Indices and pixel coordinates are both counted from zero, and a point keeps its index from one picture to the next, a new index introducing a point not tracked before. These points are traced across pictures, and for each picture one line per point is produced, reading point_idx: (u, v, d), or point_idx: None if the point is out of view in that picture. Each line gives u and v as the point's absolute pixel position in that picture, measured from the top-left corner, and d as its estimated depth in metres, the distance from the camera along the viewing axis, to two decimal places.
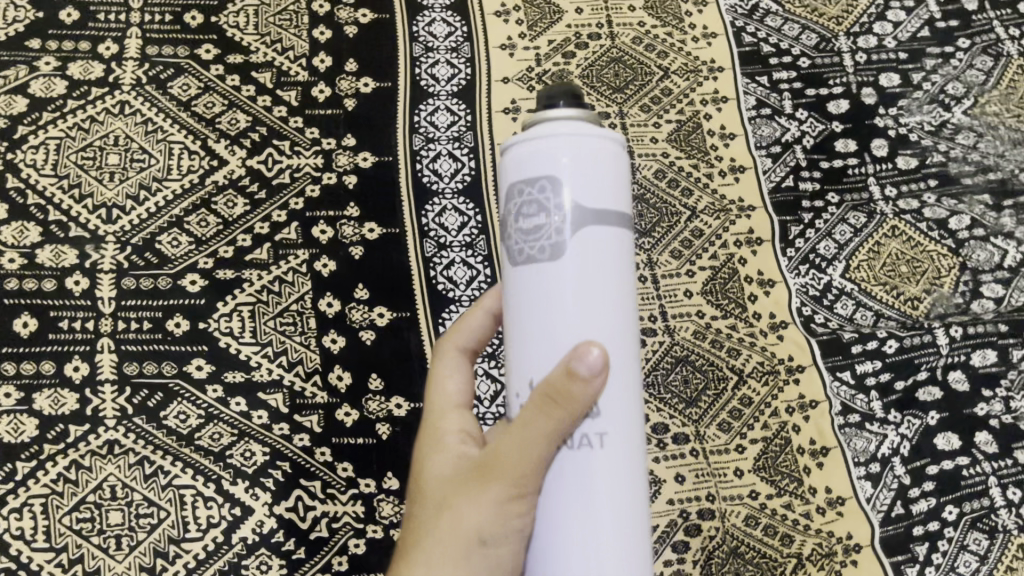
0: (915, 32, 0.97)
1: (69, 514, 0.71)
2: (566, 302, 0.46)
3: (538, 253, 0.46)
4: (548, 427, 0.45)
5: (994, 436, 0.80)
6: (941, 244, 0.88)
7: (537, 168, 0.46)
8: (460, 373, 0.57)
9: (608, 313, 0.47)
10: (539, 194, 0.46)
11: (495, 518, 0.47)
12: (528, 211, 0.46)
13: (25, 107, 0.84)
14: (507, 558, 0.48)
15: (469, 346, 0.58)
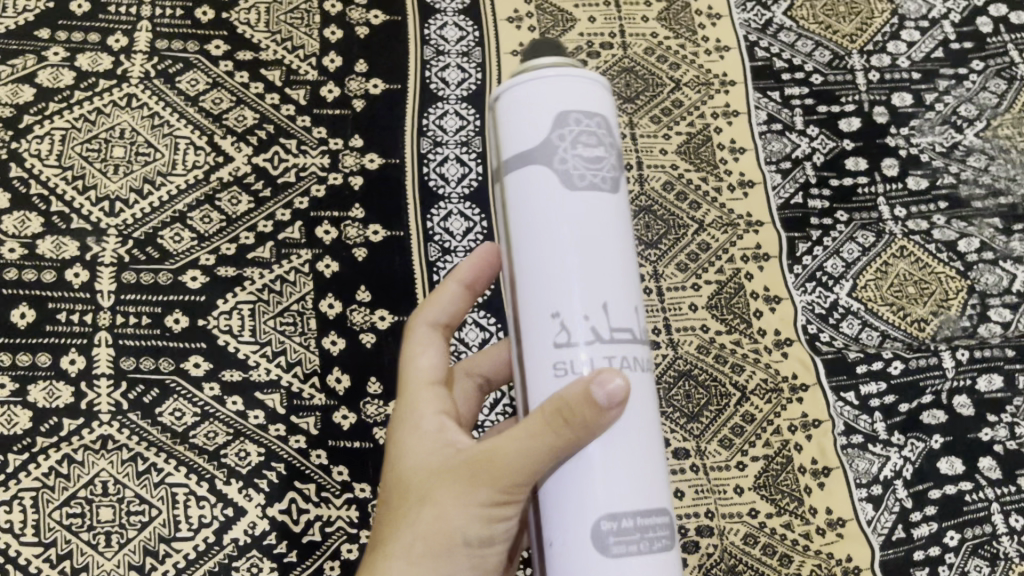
0: (929, 52, 0.97)
1: (60, 509, 0.70)
2: (613, 233, 0.46)
3: (600, 182, 0.46)
4: (565, 428, 0.43)
5: (998, 462, 0.79)
6: (949, 266, 0.87)
7: (593, 105, 0.47)
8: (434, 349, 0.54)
9: (633, 254, 0.48)
10: (596, 129, 0.47)
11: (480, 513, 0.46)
12: (585, 142, 0.46)
13: (31, 96, 0.83)
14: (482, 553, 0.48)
15: (442, 321, 0.56)
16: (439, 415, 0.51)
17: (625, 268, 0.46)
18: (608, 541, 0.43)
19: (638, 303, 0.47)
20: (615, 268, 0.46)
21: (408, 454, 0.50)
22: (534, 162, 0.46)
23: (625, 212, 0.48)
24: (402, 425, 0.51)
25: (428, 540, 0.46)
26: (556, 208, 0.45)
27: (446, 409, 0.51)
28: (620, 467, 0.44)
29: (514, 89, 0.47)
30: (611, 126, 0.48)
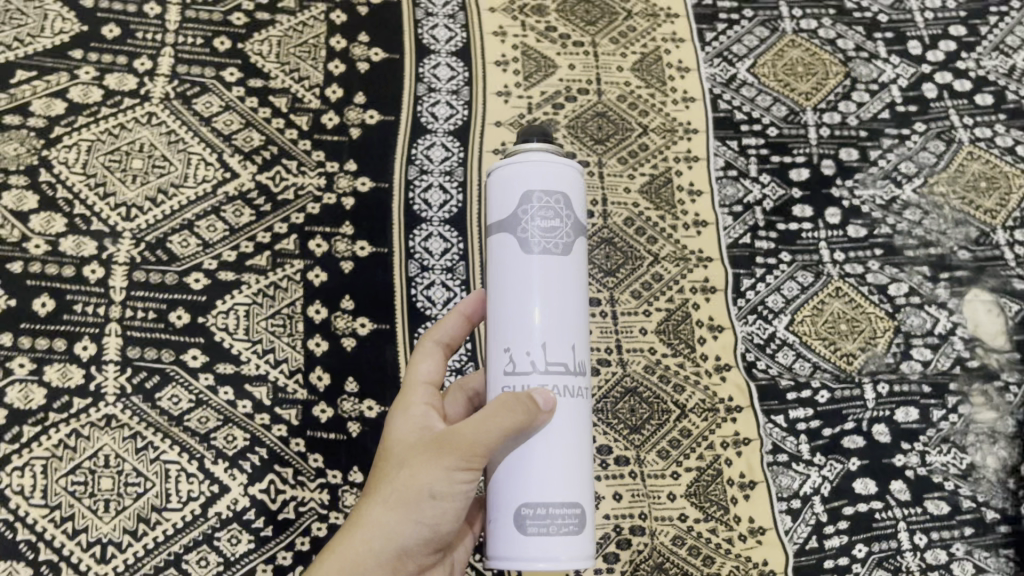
0: (876, 113, 1.06)
1: (65, 477, 0.79)
2: (561, 287, 0.58)
3: (554, 248, 0.58)
4: (504, 423, 0.55)
5: (907, 485, 0.88)
6: (879, 308, 0.96)
7: (556, 184, 0.59)
8: (432, 358, 0.67)
9: (579, 303, 0.59)
10: (557, 204, 0.58)
11: (445, 477, 0.57)
12: (543, 213, 0.58)
13: (63, 110, 0.93)
14: (448, 512, 0.59)
15: (446, 342, 0.68)
16: (423, 410, 0.64)
17: (566, 313, 0.58)
18: (525, 521, 0.55)
19: (576, 342, 0.58)
20: (557, 315, 0.57)
21: (397, 433, 0.63)
22: (500, 229, 0.58)
23: (578, 269, 0.59)
24: (397, 412, 0.65)
25: (398, 492, 0.59)
26: (514, 263, 0.58)
27: (433, 405, 0.65)
28: (543, 464, 0.56)
29: (498, 169, 0.59)
30: (572, 200, 0.59)
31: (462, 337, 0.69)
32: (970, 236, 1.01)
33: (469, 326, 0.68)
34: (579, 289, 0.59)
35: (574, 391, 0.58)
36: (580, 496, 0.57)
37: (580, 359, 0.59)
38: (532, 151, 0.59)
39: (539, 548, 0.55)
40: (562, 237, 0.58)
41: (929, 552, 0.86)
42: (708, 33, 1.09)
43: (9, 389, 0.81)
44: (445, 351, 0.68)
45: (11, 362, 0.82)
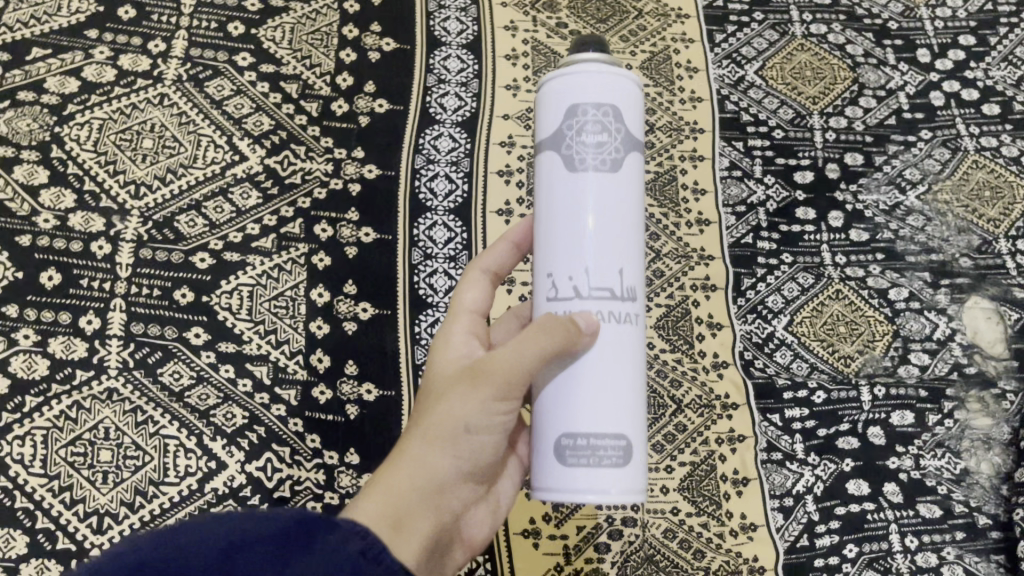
0: (882, 119, 1.07)
1: (65, 447, 0.80)
2: (609, 203, 0.56)
3: (600, 164, 0.56)
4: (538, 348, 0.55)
5: (900, 488, 0.89)
6: (879, 311, 0.97)
7: (604, 96, 0.57)
8: (476, 287, 0.67)
9: (631, 221, 0.58)
10: (604, 118, 0.57)
11: (487, 409, 0.57)
12: (594, 124, 0.56)
13: (76, 88, 0.95)
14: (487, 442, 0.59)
15: (493, 270, 0.68)
16: (462, 337, 0.63)
17: (615, 233, 0.56)
18: (565, 452, 0.55)
19: (625, 262, 0.57)
20: (604, 231, 0.56)
21: (439, 361, 0.62)
22: (550, 142, 0.57)
23: (630, 185, 0.58)
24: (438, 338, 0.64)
25: (439, 423, 0.58)
26: (559, 181, 0.57)
27: (473, 332, 0.64)
28: (587, 394, 0.56)
29: (554, 78, 0.58)
30: (627, 114, 0.58)
31: (509, 266, 0.69)
32: (973, 244, 1.01)
33: (518, 254, 0.68)
34: (631, 208, 0.58)
35: (619, 317, 0.57)
36: (628, 429, 0.56)
37: (629, 279, 0.57)
38: (588, 59, 0.57)
39: (585, 479, 0.55)
40: (614, 151, 0.57)
41: (920, 554, 0.86)
42: (718, 34, 1.10)
43: (13, 360, 0.82)
44: (492, 279, 0.68)
45: (15, 333, 0.83)
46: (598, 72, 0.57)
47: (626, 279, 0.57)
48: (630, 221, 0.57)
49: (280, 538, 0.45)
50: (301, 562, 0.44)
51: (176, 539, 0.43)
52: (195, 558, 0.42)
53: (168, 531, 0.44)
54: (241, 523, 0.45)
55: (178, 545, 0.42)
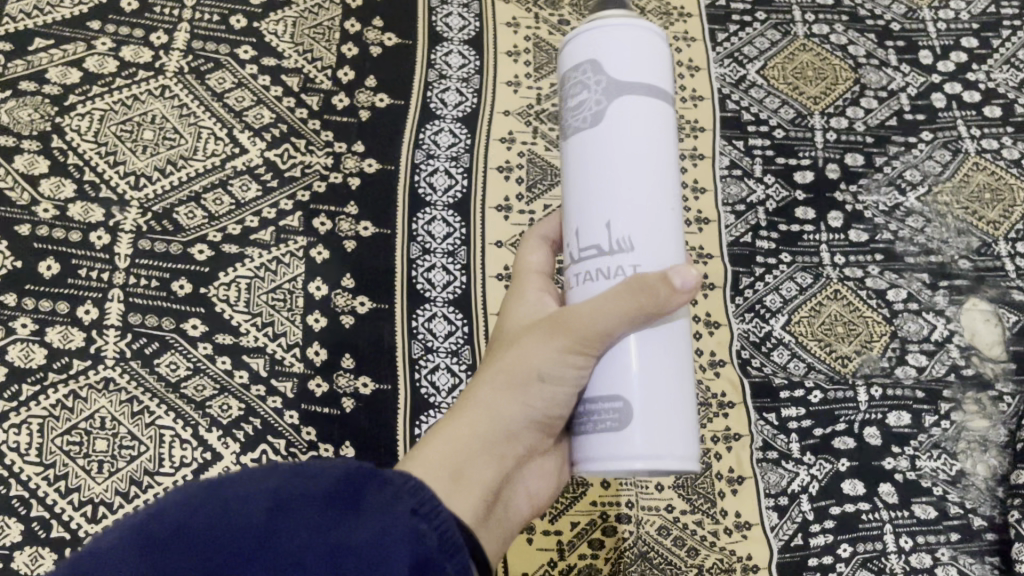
0: (883, 120, 1.07)
1: (62, 436, 0.81)
2: (636, 159, 0.56)
3: (581, 122, 0.57)
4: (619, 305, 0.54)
5: (896, 489, 0.88)
6: (877, 312, 0.96)
7: (584, 56, 0.58)
8: (540, 249, 0.67)
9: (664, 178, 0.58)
10: (584, 76, 0.58)
11: (559, 363, 0.57)
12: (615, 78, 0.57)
13: (78, 79, 0.95)
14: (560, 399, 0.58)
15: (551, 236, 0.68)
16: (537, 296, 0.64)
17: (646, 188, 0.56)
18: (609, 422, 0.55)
19: (661, 219, 0.57)
20: (633, 189, 0.56)
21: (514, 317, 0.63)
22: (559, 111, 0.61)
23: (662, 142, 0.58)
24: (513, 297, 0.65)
25: (508, 373, 0.59)
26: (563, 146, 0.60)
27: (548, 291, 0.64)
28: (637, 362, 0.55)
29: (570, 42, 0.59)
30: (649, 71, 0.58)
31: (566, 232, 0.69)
32: (972, 246, 1.01)
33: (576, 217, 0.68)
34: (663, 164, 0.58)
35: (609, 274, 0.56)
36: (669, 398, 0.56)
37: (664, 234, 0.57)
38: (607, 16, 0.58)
39: (644, 433, 0.54)
40: (640, 103, 0.57)
41: (914, 555, 0.86)
42: (720, 33, 1.10)
43: (10, 348, 0.82)
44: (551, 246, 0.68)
45: (13, 322, 0.83)
46: (584, 34, 0.58)
47: (659, 232, 0.56)
48: (624, 170, 0.56)
49: (328, 495, 0.46)
50: (345, 520, 0.45)
51: (225, 497, 0.45)
52: (237, 519, 0.44)
53: (221, 488, 0.46)
54: (292, 479, 0.47)
55: (222, 505, 0.44)
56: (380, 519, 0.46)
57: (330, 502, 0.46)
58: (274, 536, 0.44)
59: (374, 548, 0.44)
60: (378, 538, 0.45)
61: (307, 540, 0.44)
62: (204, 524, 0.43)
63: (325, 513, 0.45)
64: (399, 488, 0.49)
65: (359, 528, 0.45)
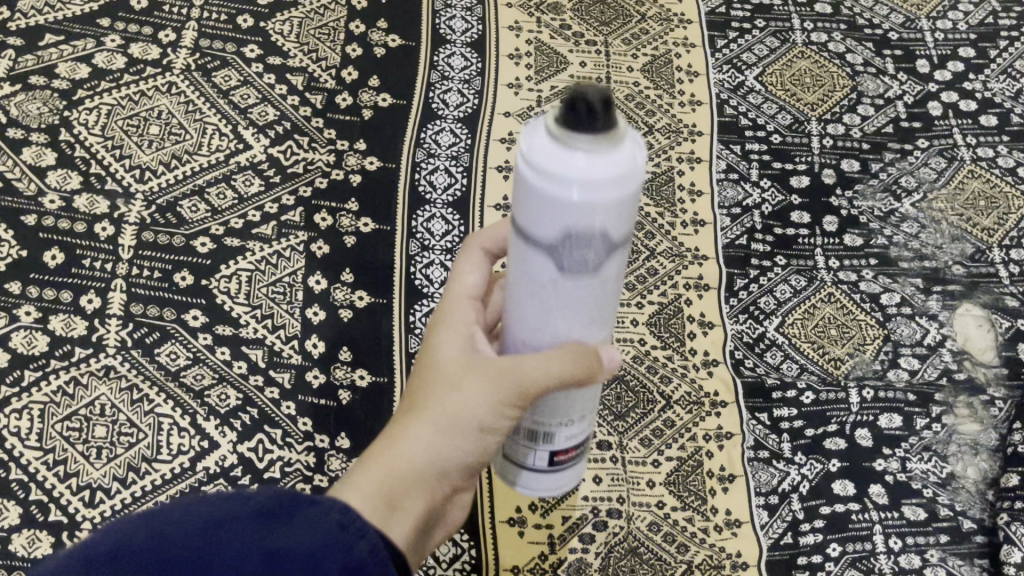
0: (880, 127, 1.08)
1: (61, 422, 0.82)
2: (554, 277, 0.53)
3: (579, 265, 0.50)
4: (559, 370, 0.55)
5: (886, 490, 0.89)
6: (870, 316, 0.97)
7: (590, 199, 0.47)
8: (476, 269, 0.63)
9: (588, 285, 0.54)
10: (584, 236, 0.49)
11: (492, 407, 0.56)
12: (548, 229, 0.48)
13: (87, 75, 0.97)
14: (489, 439, 0.58)
15: (488, 248, 0.65)
16: (466, 326, 0.60)
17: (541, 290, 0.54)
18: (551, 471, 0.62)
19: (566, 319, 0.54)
20: (537, 307, 0.54)
21: (440, 342, 0.59)
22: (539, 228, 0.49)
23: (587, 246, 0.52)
24: (437, 317, 0.61)
25: (447, 413, 0.56)
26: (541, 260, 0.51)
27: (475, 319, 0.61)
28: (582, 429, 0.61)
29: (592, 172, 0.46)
30: (613, 227, 0.49)
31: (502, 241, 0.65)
32: (966, 252, 1.02)
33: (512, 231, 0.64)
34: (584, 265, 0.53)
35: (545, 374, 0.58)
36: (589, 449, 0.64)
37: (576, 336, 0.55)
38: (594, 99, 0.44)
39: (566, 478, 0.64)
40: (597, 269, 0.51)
41: (903, 556, 0.86)
42: (719, 40, 1.11)
43: (13, 335, 0.84)
44: (488, 259, 0.65)
45: (17, 309, 0.85)
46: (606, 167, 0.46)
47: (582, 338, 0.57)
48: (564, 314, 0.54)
49: (258, 512, 0.48)
50: (280, 535, 0.47)
51: (151, 520, 0.45)
52: (172, 534, 0.45)
53: (150, 511, 0.46)
54: (222, 501, 0.48)
55: (155, 526, 0.45)
56: (312, 530, 0.48)
57: (261, 520, 0.47)
58: (211, 557, 0.45)
59: (307, 560, 0.46)
60: (311, 550, 0.47)
61: (246, 549, 0.45)
62: (138, 546, 0.44)
63: (258, 526, 0.47)
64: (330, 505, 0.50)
65: (294, 541, 0.47)
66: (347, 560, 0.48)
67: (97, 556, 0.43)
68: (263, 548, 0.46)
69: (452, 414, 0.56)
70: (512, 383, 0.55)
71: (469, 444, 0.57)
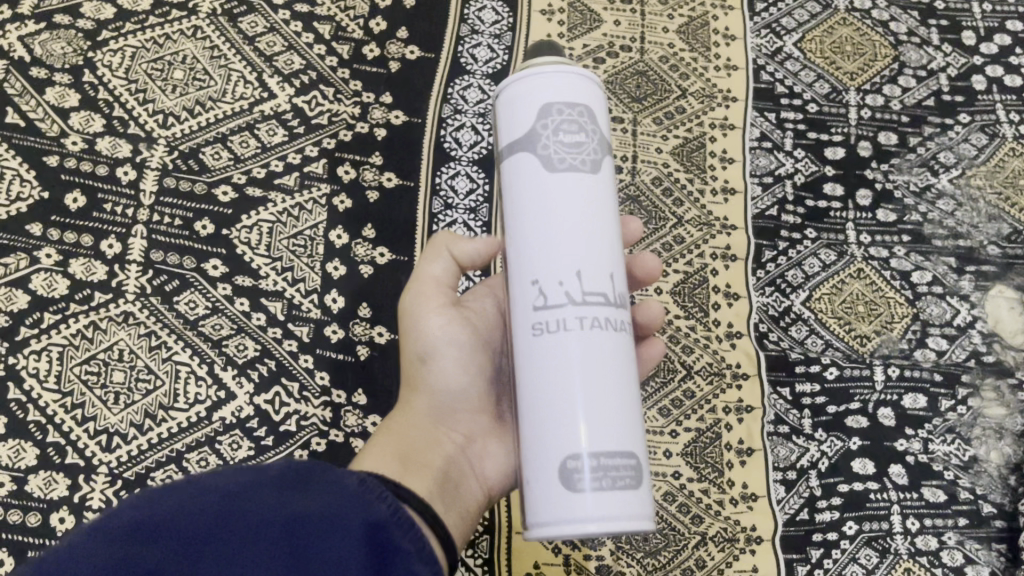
0: (920, 100, 1.05)
1: (80, 365, 0.82)
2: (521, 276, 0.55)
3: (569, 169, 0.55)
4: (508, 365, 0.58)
5: (906, 470, 0.88)
6: (900, 293, 0.95)
7: (576, 95, 0.56)
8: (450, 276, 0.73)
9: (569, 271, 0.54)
10: (577, 116, 0.56)
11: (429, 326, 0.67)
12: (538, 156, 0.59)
13: (112, 16, 0.95)
14: (452, 361, 0.67)
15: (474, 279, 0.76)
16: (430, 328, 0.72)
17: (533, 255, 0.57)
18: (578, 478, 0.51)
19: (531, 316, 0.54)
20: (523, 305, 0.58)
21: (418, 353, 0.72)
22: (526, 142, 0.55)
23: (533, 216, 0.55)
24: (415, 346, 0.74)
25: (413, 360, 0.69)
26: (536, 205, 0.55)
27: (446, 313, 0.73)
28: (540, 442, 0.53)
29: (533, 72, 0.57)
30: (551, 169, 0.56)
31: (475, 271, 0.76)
32: (1002, 233, 0.99)
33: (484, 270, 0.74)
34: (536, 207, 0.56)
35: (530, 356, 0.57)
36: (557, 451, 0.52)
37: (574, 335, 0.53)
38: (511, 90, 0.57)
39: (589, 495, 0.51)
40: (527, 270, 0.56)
41: (920, 537, 0.86)
42: (759, 3, 1.07)
43: (34, 277, 0.84)
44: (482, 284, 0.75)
45: (38, 251, 0.84)
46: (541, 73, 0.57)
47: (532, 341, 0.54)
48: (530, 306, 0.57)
49: (273, 483, 0.48)
50: (297, 498, 0.47)
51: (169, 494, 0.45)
52: (191, 503, 0.45)
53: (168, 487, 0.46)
54: (236, 475, 0.48)
55: (173, 495, 0.45)
56: (329, 496, 0.49)
57: (279, 487, 0.48)
58: (234, 514, 0.45)
59: (329, 516, 0.47)
60: (330, 508, 0.47)
61: (267, 513, 0.45)
62: (160, 512, 0.44)
63: (277, 492, 0.47)
64: (338, 477, 0.51)
65: (313, 503, 0.47)
66: (365, 516, 0.48)
67: (117, 528, 0.42)
68: (284, 511, 0.46)
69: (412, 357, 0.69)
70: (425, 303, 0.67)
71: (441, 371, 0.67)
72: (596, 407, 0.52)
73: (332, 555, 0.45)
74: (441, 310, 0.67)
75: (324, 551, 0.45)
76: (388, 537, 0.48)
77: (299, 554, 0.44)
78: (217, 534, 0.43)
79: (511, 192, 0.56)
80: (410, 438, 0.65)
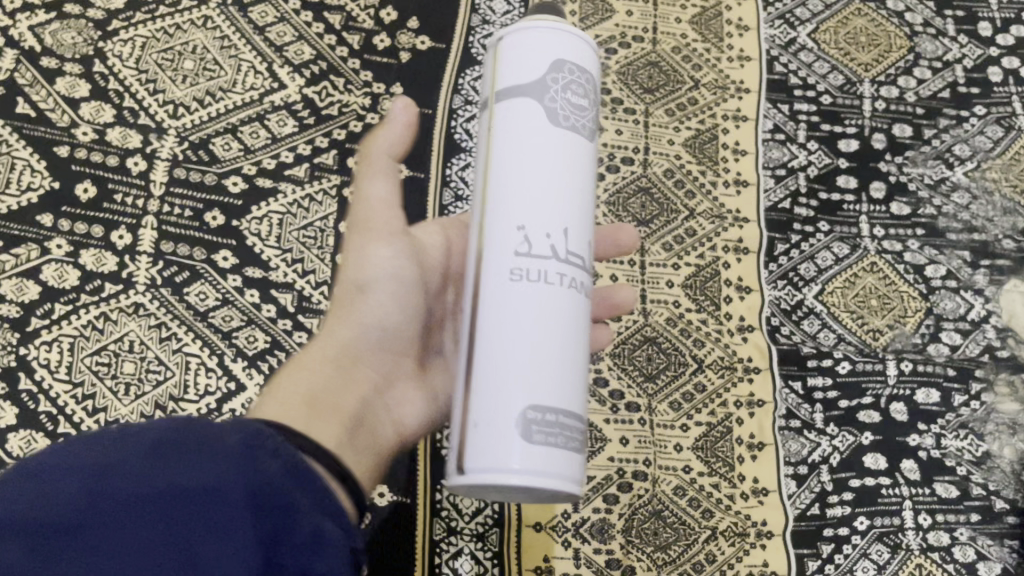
0: (936, 92, 1.03)
1: (91, 356, 0.81)
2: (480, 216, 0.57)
3: (570, 122, 0.57)
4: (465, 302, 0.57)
5: (919, 466, 0.88)
6: (913, 287, 0.95)
7: (583, 61, 0.58)
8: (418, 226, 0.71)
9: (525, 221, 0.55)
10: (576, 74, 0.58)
11: (370, 254, 0.65)
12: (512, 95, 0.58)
13: (122, 5, 0.95)
14: (387, 296, 0.65)
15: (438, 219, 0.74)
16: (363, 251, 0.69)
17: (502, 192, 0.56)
18: (532, 429, 0.51)
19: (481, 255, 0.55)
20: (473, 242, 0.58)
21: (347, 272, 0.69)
22: (535, 89, 0.56)
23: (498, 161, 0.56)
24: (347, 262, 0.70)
25: (349, 285, 0.66)
26: (524, 144, 0.56)
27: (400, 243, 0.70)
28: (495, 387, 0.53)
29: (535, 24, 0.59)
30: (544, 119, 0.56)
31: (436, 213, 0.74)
32: (1017, 226, 0.99)
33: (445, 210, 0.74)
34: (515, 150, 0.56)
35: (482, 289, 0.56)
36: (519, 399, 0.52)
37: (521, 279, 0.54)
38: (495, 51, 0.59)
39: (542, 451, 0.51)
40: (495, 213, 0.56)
41: (931, 533, 0.86)
42: None
43: (44, 268, 0.83)
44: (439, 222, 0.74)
45: (49, 242, 0.84)
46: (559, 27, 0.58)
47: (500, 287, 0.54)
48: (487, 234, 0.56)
49: (150, 447, 0.48)
50: (170, 467, 0.47)
51: (41, 476, 0.46)
52: (57, 486, 0.45)
53: (41, 464, 0.47)
54: (114, 441, 0.48)
55: (41, 480, 0.46)
56: (210, 458, 0.47)
57: (155, 455, 0.47)
58: (101, 496, 0.45)
59: (204, 487, 0.46)
60: (207, 476, 0.46)
61: (137, 490, 0.45)
62: (30, 501, 0.45)
63: (149, 463, 0.47)
64: (228, 432, 0.50)
65: (190, 472, 0.46)
66: (251, 478, 0.47)
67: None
68: (153, 486, 0.45)
69: (347, 282, 0.66)
70: (371, 228, 0.65)
71: (372, 307, 0.65)
72: (534, 352, 0.53)
73: (206, 532, 0.45)
74: (389, 241, 0.65)
75: (199, 527, 0.45)
76: (278, 494, 0.47)
77: (170, 531, 0.44)
78: (86, 521, 0.44)
79: (502, 131, 0.57)
80: (336, 365, 0.64)
